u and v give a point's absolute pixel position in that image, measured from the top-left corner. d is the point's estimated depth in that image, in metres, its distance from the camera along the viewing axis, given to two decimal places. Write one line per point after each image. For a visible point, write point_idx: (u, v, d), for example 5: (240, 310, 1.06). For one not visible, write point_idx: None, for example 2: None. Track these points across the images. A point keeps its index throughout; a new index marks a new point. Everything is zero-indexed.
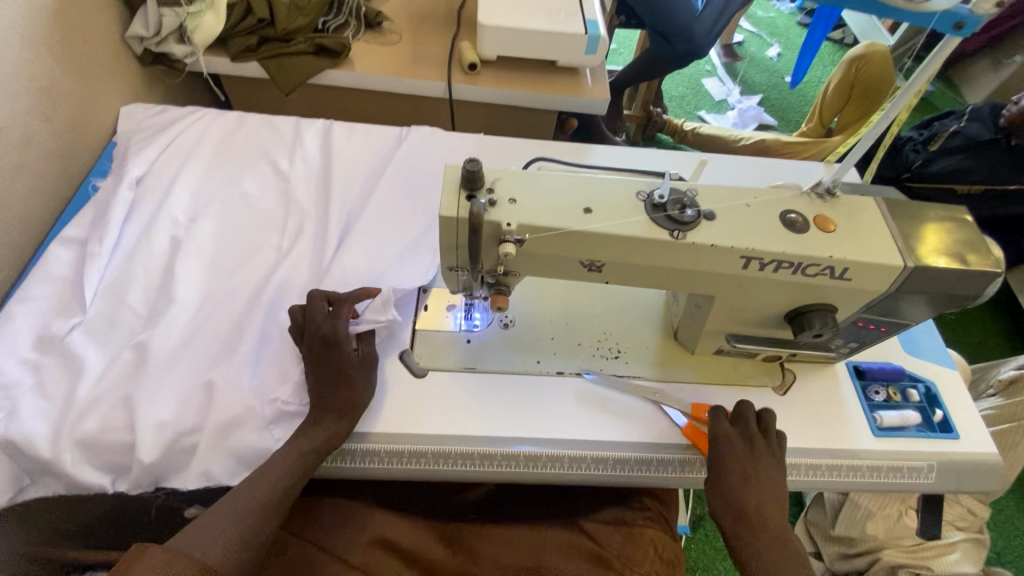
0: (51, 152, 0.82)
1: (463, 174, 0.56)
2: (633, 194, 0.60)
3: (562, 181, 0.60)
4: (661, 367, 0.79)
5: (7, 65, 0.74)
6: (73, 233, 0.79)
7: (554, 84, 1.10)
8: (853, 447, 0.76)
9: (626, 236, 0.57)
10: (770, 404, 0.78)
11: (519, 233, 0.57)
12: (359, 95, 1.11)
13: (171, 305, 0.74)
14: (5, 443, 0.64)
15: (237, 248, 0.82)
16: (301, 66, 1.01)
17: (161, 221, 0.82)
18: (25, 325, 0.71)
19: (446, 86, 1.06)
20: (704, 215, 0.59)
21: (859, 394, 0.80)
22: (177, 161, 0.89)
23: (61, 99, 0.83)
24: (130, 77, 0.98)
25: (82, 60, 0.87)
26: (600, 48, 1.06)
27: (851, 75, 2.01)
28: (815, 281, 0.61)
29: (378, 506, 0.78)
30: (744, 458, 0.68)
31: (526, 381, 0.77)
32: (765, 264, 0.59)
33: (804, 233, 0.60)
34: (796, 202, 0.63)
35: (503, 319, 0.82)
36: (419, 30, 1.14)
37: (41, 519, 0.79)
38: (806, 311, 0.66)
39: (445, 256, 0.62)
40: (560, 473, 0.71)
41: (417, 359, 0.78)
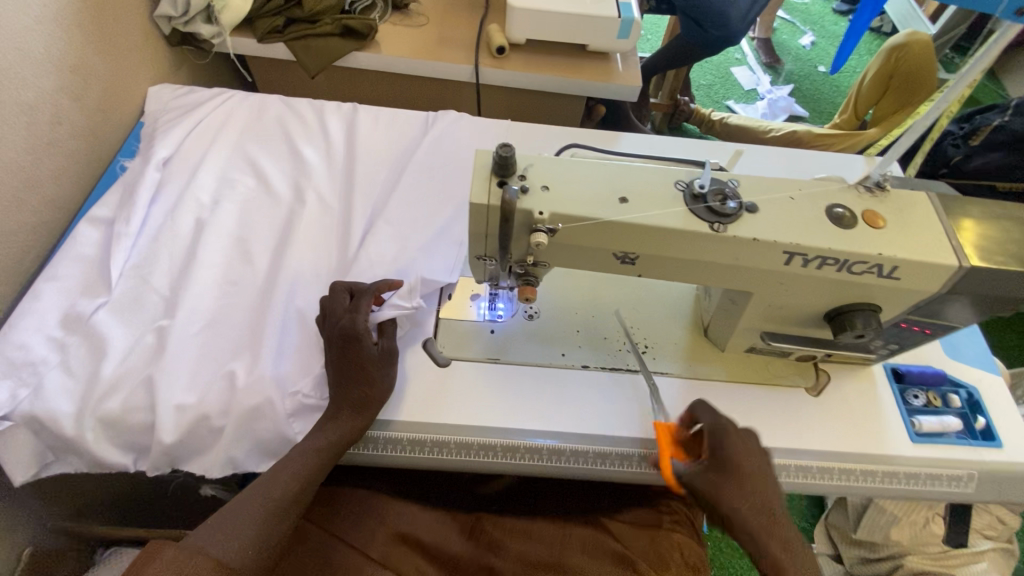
0: (81, 131, 0.82)
1: (496, 159, 0.55)
2: (671, 184, 0.57)
3: (597, 169, 0.58)
4: (690, 363, 0.77)
5: (39, 42, 0.74)
6: (101, 213, 0.80)
7: (584, 69, 1.07)
8: (890, 452, 0.73)
9: (663, 227, 0.55)
10: (801, 405, 0.76)
11: (551, 222, 0.55)
12: (385, 79, 1.09)
13: (195, 289, 0.74)
14: (34, 419, 0.65)
15: (261, 232, 0.82)
16: (328, 48, 1.00)
17: (187, 203, 0.81)
18: (53, 304, 0.72)
19: (474, 70, 1.04)
20: (746, 208, 0.56)
21: (897, 397, 0.77)
22: (204, 143, 0.89)
23: (91, 78, 0.83)
24: (158, 57, 0.97)
25: (112, 39, 0.87)
26: (634, 32, 1.03)
27: (890, 65, 1.93)
28: (860, 279, 0.58)
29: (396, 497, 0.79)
30: (740, 456, 0.53)
31: (550, 374, 0.76)
32: (809, 260, 0.56)
33: (852, 228, 0.57)
34: (843, 195, 0.60)
35: (528, 311, 0.81)
36: (447, 12, 1.12)
37: (64, 493, 0.81)
38: (848, 310, 0.63)
39: (473, 244, 0.60)
40: (584, 468, 0.70)
41: (441, 348, 0.76)
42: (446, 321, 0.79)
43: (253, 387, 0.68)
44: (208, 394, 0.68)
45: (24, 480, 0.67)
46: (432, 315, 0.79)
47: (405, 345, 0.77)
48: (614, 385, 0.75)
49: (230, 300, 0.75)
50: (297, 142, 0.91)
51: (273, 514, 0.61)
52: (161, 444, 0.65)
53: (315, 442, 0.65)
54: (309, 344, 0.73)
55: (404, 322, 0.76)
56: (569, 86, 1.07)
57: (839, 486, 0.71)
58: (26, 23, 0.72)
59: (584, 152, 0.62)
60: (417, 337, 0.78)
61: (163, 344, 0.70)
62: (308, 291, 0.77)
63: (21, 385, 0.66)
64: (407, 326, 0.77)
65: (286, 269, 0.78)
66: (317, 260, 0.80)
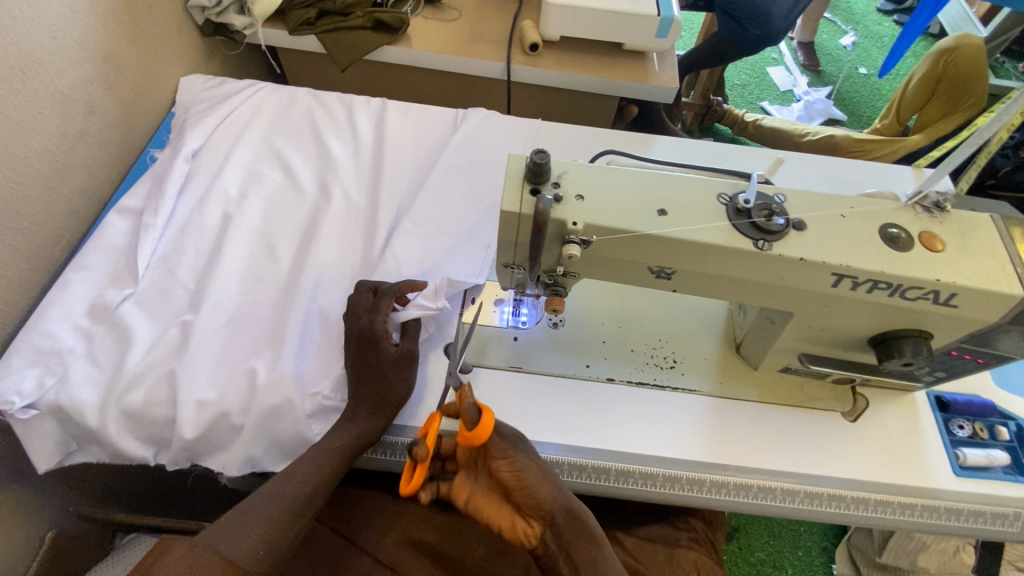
0: (113, 121, 0.83)
1: (530, 165, 0.52)
2: (713, 196, 0.54)
3: (635, 178, 0.55)
4: (720, 381, 0.74)
5: (74, 30, 0.74)
6: (130, 204, 0.80)
7: (619, 68, 1.03)
8: (929, 485, 0.69)
9: (703, 243, 0.52)
10: (836, 431, 0.72)
11: (585, 233, 0.52)
12: (415, 74, 1.07)
13: (219, 283, 0.74)
14: (58, 409, 0.65)
15: (286, 228, 0.81)
16: (359, 41, 0.98)
17: (214, 196, 0.81)
18: (80, 293, 0.72)
19: (506, 67, 1.01)
20: (793, 225, 0.53)
21: (940, 425, 0.73)
22: (233, 135, 0.88)
23: (124, 67, 0.83)
24: (191, 47, 0.97)
25: (145, 28, 0.86)
26: (673, 31, 0.99)
27: (937, 70, 1.84)
28: (913, 305, 0.55)
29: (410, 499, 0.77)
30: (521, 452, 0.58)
31: (573, 386, 0.73)
32: (859, 282, 0.53)
33: (907, 251, 0.53)
34: (899, 215, 0.56)
35: (553, 319, 0.78)
36: (480, 7, 1.09)
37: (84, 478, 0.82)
38: (896, 335, 0.59)
39: (502, 251, 0.58)
40: (607, 486, 0.67)
41: (463, 354, 0.75)
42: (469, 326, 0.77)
43: (273, 386, 0.67)
44: (229, 392, 0.67)
45: (47, 469, 0.67)
46: (454, 320, 0.78)
47: (426, 349, 0.75)
48: (640, 400, 0.72)
49: (254, 297, 0.75)
50: (324, 138, 0.90)
51: (289, 511, 0.60)
52: (181, 440, 0.65)
53: (331, 442, 0.64)
54: (330, 345, 0.72)
55: (426, 325, 0.75)
56: (601, 86, 1.03)
57: (875, 518, 0.68)
58: (62, 11, 0.72)
59: (621, 160, 0.59)
60: (439, 341, 0.76)
61: (187, 338, 0.70)
62: (331, 290, 0.76)
63: (47, 374, 0.66)
64: (429, 329, 0.75)
65: (310, 267, 0.77)
66: (341, 259, 0.79)
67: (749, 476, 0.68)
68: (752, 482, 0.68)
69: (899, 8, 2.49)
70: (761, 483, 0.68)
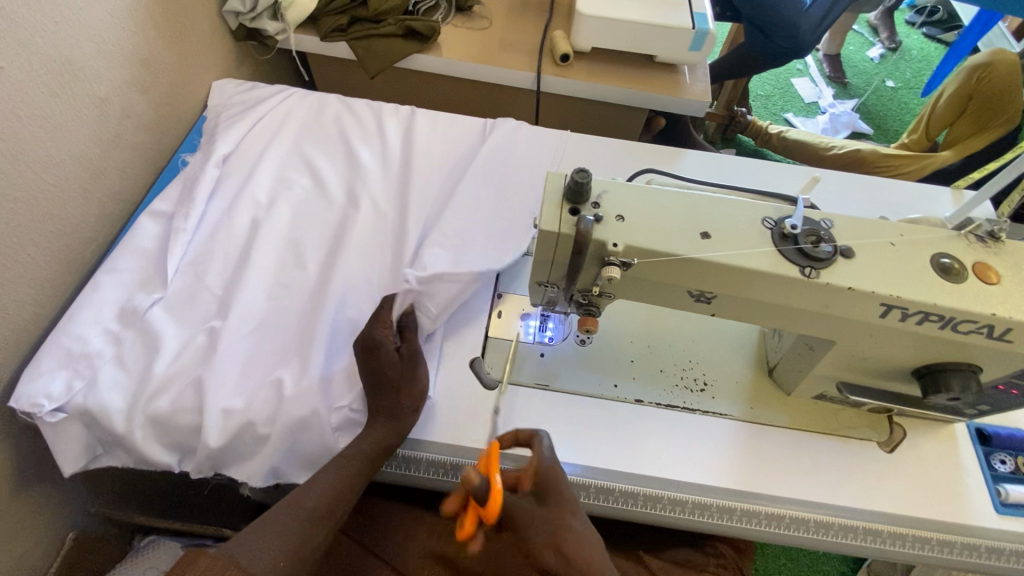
0: (147, 124, 0.83)
1: (570, 184, 0.51)
2: (758, 220, 0.53)
3: (677, 199, 0.54)
4: (751, 406, 0.72)
5: (113, 35, 0.74)
6: (161, 208, 0.80)
7: (650, 81, 1.02)
8: (969, 523, 0.66)
9: (748, 268, 0.50)
10: (872, 461, 0.70)
11: (625, 255, 0.51)
12: (444, 82, 1.07)
13: (246, 291, 0.74)
14: (86, 412, 0.65)
15: (313, 236, 0.81)
16: (389, 48, 0.98)
17: (244, 201, 0.81)
18: (110, 296, 0.72)
19: (535, 77, 1.00)
20: (840, 252, 0.52)
21: (980, 458, 0.71)
22: (264, 140, 0.88)
23: (159, 72, 0.84)
24: (224, 51, 0.98)
25: (181, 33, 0.87)
26: (707, 45, 0.98)
27: (970, 85, 1.80)
28: (964, 339, 0.53)
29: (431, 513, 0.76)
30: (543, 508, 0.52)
31: (600, 406, 0.72)
32: (909, 314, 0.51)
33: (960, 283, 0.51)
34: (951, 244, 0.54)
35: (580, 335, 0.77)
36: (510, 16, 1.09)
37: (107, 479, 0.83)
38: (942, 368, 0.57)
39: (537, 269, 0.57)
40: (635, 512, 0.66)
41: (489, 369, 0.73)
42: (493, 340, 0.76)
43: (299, 394, 0.67)
44: (255, 401, 0.67)
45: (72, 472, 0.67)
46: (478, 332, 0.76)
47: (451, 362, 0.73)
48: (670, 423, 0.71)
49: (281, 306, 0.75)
50: (352, 146, 0.89)
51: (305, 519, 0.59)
52: (206, 448, 0.65)
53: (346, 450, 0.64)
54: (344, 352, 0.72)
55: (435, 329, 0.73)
56: (631, 98, 1.02)
57: (913, 555, 0.65)
58: (102, 16, 0.72)
59: (659, 179, 0.58)
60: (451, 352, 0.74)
61: (215, 345, 0.70)
62: (357, 299, 0.76)
63: (76, 377, 0.66)
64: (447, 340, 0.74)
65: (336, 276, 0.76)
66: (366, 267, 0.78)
67: (780, 505, 0.66)
68: (784, 512, 0.66)
69: (928, 21, 2.44)
70: (792, 513, 0.66)
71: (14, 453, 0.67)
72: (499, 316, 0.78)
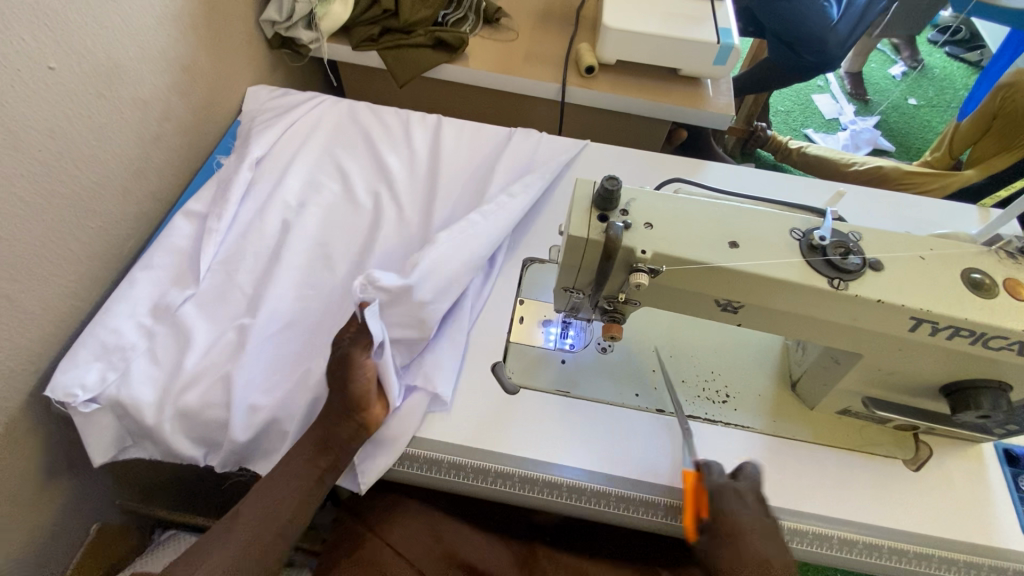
0: (185, 127, 0.86)
1: (600, 192, 0.52)
2: (787, 231, 0.53)
3: (704, 209, 0.54)
4: (774, 419, 0.72)
5: (158, 41, 0.78)
6: (196, 207, 0.83)
7: (673, 93, 1.03)
8: (1000, 546, 0.65)
9: (776, 278, 0.50)
10: (897, 480, 0.69)
11: (653, 262, 0.52)
12: (469, 91, 1.09)
13: (274, 290, 0.75)
14: (118, 404, 0.67)
15: (339, 239, 0.82)
16: (418, 58, 1.01)
17: (275, 203, 0.83)
18: (145, 291, 0.74)
19: (560, 88, 1.02)
20: (870, 265, 0.52)
21: (1009, 480, 0.69)
22: (295, 145, 0.91)
23: (199, 77, 0.87)
24: (259, 59, 1.01)
25: (220, 40, 0.90)
26: (732, 59, 0.98)
27: (994, 105, 1.77)
28: (994, 355, 0.52)
29: (448, 516, 0.77)
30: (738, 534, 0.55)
31: (621, 415, 0.72)
32: (939, 329, 0.51)
33: (990, 299, 0.51)
34: (982, 259, 0.53)
35: (601, 343, 0.78)
36: (536, 28, 1.11)
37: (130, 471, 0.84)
38: (972, 386, 0.56)
39: (563, 275, 0.58)
40: (657, 522, 0.66)
41: (510, 374, 0.74)
42: (514, 346, 0.76)
43: (323, 391, 0.69)
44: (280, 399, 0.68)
45: (102, 462, 0.69)
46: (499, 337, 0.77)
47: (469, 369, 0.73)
48: (691, 433, 0.71)
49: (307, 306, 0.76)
50: (379, 152, 0.91)
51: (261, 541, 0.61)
52: (232, 442, 0.66)
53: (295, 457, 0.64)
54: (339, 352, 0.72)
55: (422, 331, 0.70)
56: (654, 111, 1.03)
57: None
58: (150, 22, 0.76)
59: (687, 189, 0.58)
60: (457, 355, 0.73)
61: (244, 342, 0.71)
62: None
63: (110, 369, 0.68)
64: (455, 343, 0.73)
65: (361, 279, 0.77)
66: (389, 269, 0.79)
67: (801, 520, 0.65)
68: (806, 527, 0.65)
69: (952, 40, 2.43)
70: (816, 529, 0.65)
71: (48, 441, 0.69)
72: (519, 322, 0.78)
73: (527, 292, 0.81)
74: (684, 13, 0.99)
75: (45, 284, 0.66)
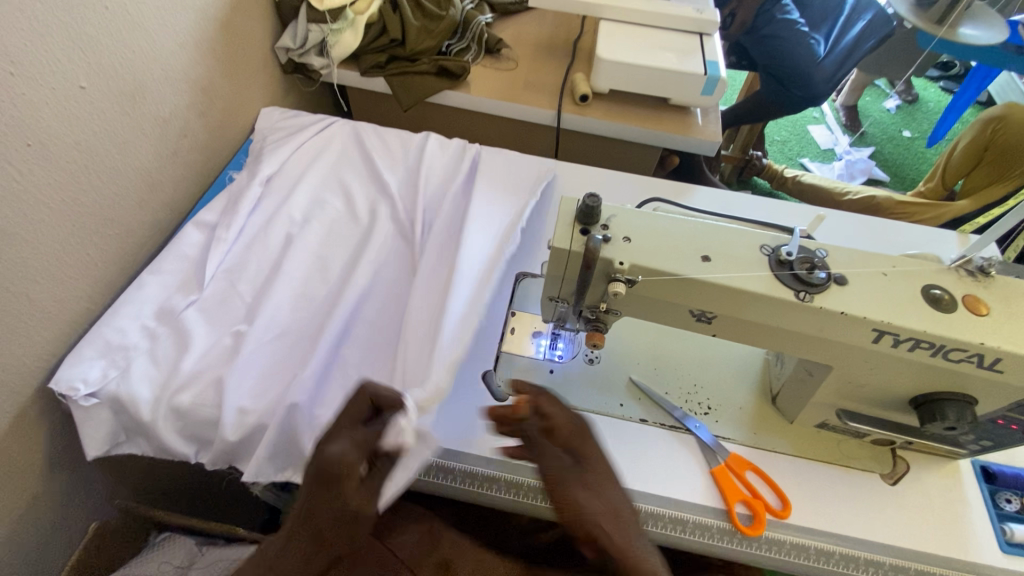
0: (200, 144, 0.92)
1: (582, 208, 0.56)
2: (757, 247, 0.57)
3: (679, 225, 0.58)
4: (754, 431, 0.74)
5: (179, 64, 0.84)
6: (207, 218, 0.87)
7: (663, 121, 1.08)
8: (976, 561, 0.66)
9: (745, 289, 0.54)
10: (875, 493, 0.70)
11: (630, 273, 0.55)
12: (470, 117, 1.15)
13: (271, 299, 0.79)
14: (116, 400, 0.70)
15: (334, 258, 0.86)
16: (422, 84, 1.07)
17: (280, 218, 0.88)
18: (152, 294, 0.78)
19: (556, 115, 1.07)
20: (835, 279, 0.55)
21: (986, 498, 0.70)
22: (303, 163, 0.96)
23: (216, 98, 0.93)
24: (273, 83, 1.08)
25: (237, 65, 0.96)
26: (718, 89, 1.04)
27: (986, 136, 1.80)
28: (956, 367, 0.55)
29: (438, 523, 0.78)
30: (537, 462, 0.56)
31: (607, 424, 0.74)
32: (901, 340, 0.54)
33: (950, 313, 0.54)
34: (942, 277, 0.57)
35: (589, 355, 0.81)
36: (535, 58, 1.17)
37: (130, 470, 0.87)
38: (939, 398, 0.59)
39: (548, 284, 0.61)
40: (637, 527, 0.67)
41: (500, 383, 0.76)
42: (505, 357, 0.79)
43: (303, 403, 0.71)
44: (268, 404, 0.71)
45: (97, 458, 0.72)
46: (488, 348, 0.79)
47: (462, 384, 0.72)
48: (674, 443, 0.73)
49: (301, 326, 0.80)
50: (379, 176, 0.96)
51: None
52: (221, 442, 0.69)
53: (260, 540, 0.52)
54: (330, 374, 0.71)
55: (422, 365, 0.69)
56: (645, 137, 1.08)
57: None
58: (173, 47, 0.82)
59: (667, 208, 0.63)
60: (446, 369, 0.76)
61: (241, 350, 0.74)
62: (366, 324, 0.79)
63: (111, 366, 0.71)
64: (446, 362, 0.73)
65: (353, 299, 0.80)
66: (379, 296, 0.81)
67: (779, 530, 0.66)
68: (784, 538, 0.66)
69: None
70: (795, 540, 0.66)
71: (53, 434, 0.73)
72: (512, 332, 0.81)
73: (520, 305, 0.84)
74: (674, 46, 1.05)
75: (62, 285, 0.71)
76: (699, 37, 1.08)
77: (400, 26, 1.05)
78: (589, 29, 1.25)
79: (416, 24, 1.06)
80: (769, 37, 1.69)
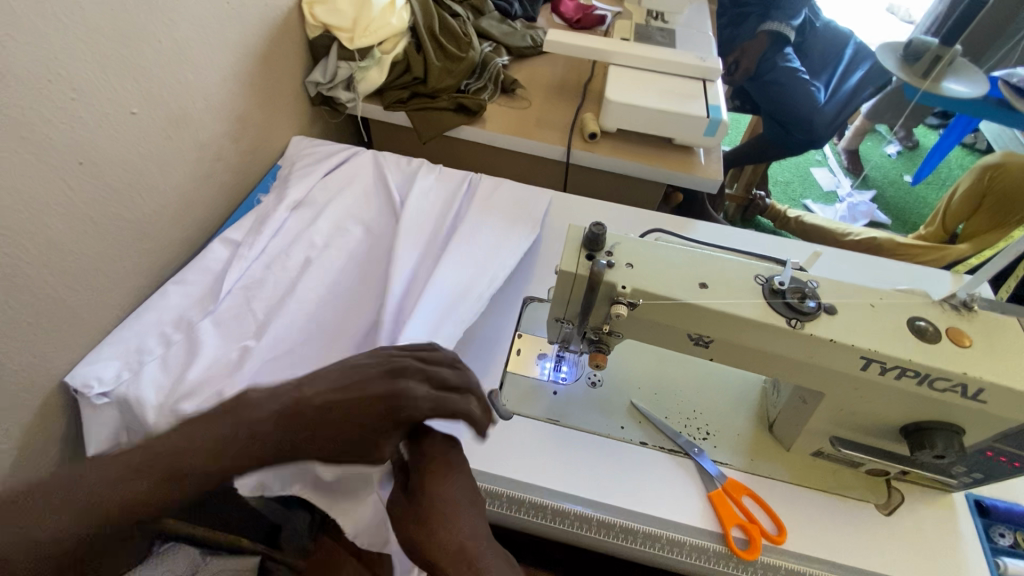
0: (232, 168, 0.98)
1: (588, 235, 0.60)
2: (752, 276, 0.61)
3: (679, 255, 0.62)
4: (750, 457, 0.76)
5: (219, 95, 0.91)
6: (233, 236, 0.93)
7: (667, 159, 1.14)
8: None
9: (740, 315, 0.57)
10: (870, 523, 0.72)
11: (632, 296, 0.59)
12: (485, 150, 1.22)
13: (282, 317, 0.83)
14: (124, 401, 0.72)
15: (342, 287, 0.90)
16: (441, 119, 1.14)
17: (301, 241, 0.93)
18: (174, 304, 0.83)
19: (565, 150, 1.14)
20: (825, 308, 0.59)
21: (980, 531, 0.72)
22: (326, 188, 1.02)
23: (249, 127, 1.00)
24: (301, 114, 1.15)
25: (271, 96, 1.04)
26: (720, 131, 1.09)
27: (983, 184, 1.85)
28: (942, 396, 0.58)
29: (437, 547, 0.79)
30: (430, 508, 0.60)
31: (607, 446, 0.76)
32: (888, 368, 0.57)
33: (935, 343, 0.57)
34: (927, 310, 0.60)
35: (592, 378, 0.84)
36: (547, 98, 1.25)
37: None
38: (927, 427, 0.61)
39: (555, 306, 0.65)
40: (632, 548, 0.68)
41: (505, 402, 0.79)
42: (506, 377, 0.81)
43: None
44: None
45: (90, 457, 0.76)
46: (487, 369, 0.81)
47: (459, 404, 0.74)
48: (672, 466, 0.75)
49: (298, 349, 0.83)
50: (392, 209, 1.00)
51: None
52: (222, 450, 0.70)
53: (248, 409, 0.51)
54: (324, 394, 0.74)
55: None
56: (649, 174, 1.14)
57: None
58: (215, 79, 0.89)
59: (669, 238, 0.67)
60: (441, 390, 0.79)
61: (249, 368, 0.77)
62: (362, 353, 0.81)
63: (125, 368, 0.74)
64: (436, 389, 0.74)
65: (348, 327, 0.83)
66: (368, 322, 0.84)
67: (773, 555, 0.68)
68: (779, 563, 0.67)
69: None
70: (790, 565, 0.67)
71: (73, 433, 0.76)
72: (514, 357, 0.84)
73: (526, 328, 0.88)
74: (678, 90, 1.12)
75: (98, 292, 0.76)
76: (703, 82, 1.15)
77: (422, 65, 1.13)
78: (599, 72, 1.33)
79: (438, 64, 1.14)
80: (771, 83, 1.77)
